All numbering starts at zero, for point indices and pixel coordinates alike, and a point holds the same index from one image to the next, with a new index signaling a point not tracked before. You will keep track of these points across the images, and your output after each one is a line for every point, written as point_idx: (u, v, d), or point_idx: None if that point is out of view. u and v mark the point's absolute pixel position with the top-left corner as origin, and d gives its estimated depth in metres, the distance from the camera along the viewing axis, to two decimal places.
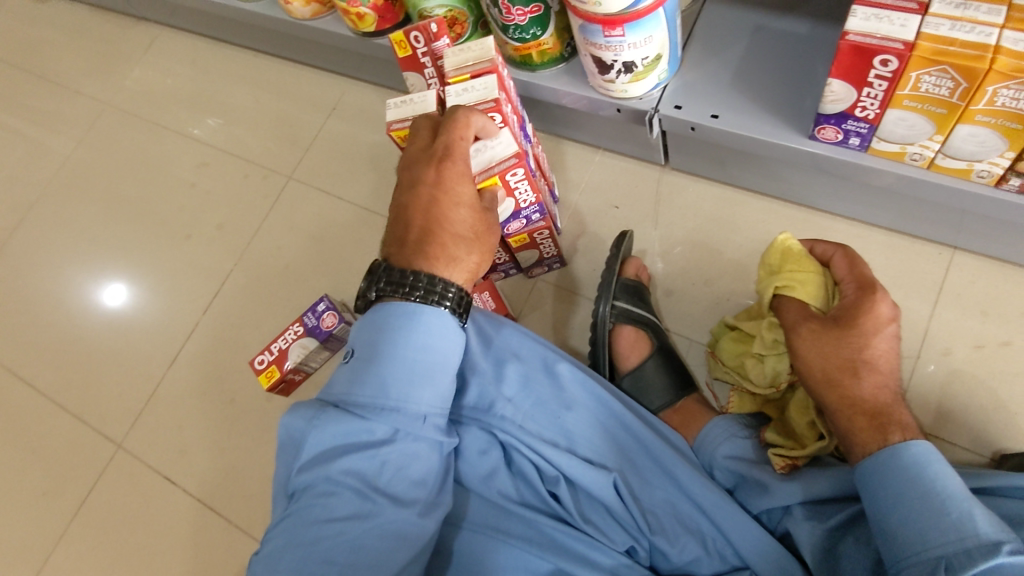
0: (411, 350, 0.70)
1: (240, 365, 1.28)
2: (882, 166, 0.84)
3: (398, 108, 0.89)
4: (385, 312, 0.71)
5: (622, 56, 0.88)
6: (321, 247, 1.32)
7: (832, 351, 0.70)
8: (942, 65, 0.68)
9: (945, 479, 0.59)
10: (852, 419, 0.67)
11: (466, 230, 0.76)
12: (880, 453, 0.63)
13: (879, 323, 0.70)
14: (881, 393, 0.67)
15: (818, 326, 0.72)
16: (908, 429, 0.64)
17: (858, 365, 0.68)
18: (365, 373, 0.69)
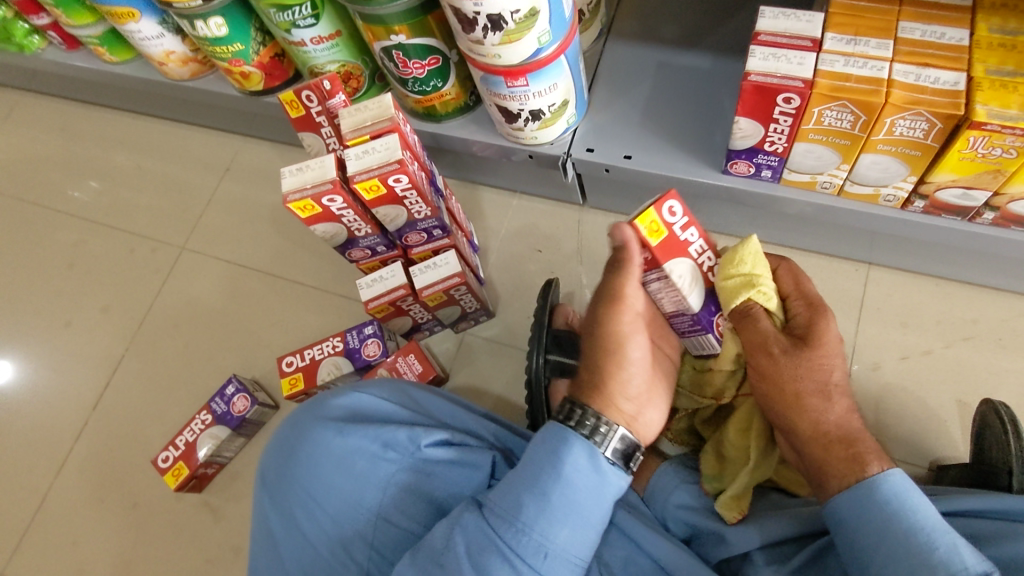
0: (555, 485, 0.57)
1: (142, 463, 1.14)
2: (796, 195, 0.86)
3: (295, 176, 0.81)
4: (584, 445, 0.58)
5: (528, 105, 0.85)
6: (225, 321, 1.21)
7: (801, 379, 0.64)
8: (841, 100, 0.68)
9: (924, 510, 0.56)
10: (826, 448, 0.62)
11: (603, 355, 0.64)
12: (855, 489, 0.59)
13: (837, 343, 0.65)
14: (849, 418, 0.64)
15: (783, 347, 0.65)
16: (882, 455, 0.61)
17: (828, 394, 0.64)
18: (534, 509, 0.56)
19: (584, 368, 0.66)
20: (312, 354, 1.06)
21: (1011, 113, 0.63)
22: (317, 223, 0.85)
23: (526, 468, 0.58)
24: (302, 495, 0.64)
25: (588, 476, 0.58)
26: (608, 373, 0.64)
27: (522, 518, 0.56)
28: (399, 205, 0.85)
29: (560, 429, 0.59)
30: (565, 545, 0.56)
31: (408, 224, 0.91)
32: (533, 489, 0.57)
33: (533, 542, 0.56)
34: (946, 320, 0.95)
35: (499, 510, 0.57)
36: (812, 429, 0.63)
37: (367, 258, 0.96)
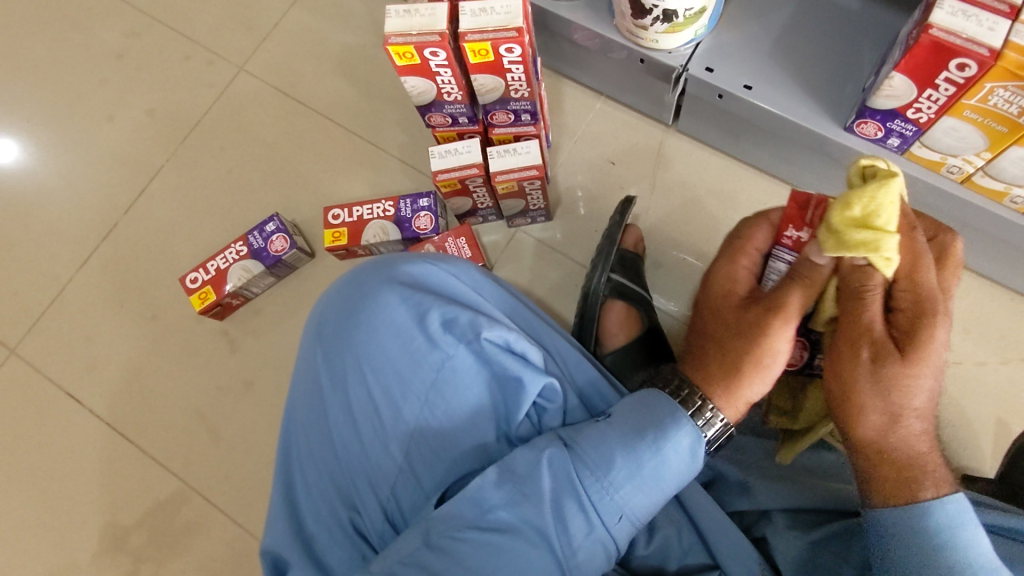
0: (652, 454, 0.56)
1: (166, 278, 1.12)
2: (915, 172, 0.80)
3: (401, 18, 0.74)
4: (691, 432, 0.58)
5: (665, 2, 0.77)
6: (273, 156, 1.16)
7: (877, 396, 0.54)
8: (1022, 82, 0.61)
9: (977, 544, 0.51)
10: (875, 465, 0.55)
11: (751, 365, 0.60)
12: (904, 509, 0.53)
13: (939, 355, 0.53)
14: (918, 439, 0.55)
15: (876, 349, 0.54)
16: (941, 482, 0.54)
17: (902, 414, 0.54)
18: (626, 472, 0.56)
19: (714, 361, 0.62)
20: (360, 213, 1.01)
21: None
22: (410, 76, 0.78)
23: (626, 429, 0.57)
24: (357, 361, 0.62)
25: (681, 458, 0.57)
26: (746, 380, 0.61)
27: (609, 474, 0.56)
28: (499, 77, 0.78)
29: (675, 408, 0.59)
30: (640, 509, 0.56)
31: (499, 100, 0.84)
32: (627, 449, 0.56)
33: (613, 501, 0.56)
34: (1010, 336, 0.93)
35: (589, 459, 0.56)
36: (867, 441, 0.56)
37: (444, 127, 0.90)
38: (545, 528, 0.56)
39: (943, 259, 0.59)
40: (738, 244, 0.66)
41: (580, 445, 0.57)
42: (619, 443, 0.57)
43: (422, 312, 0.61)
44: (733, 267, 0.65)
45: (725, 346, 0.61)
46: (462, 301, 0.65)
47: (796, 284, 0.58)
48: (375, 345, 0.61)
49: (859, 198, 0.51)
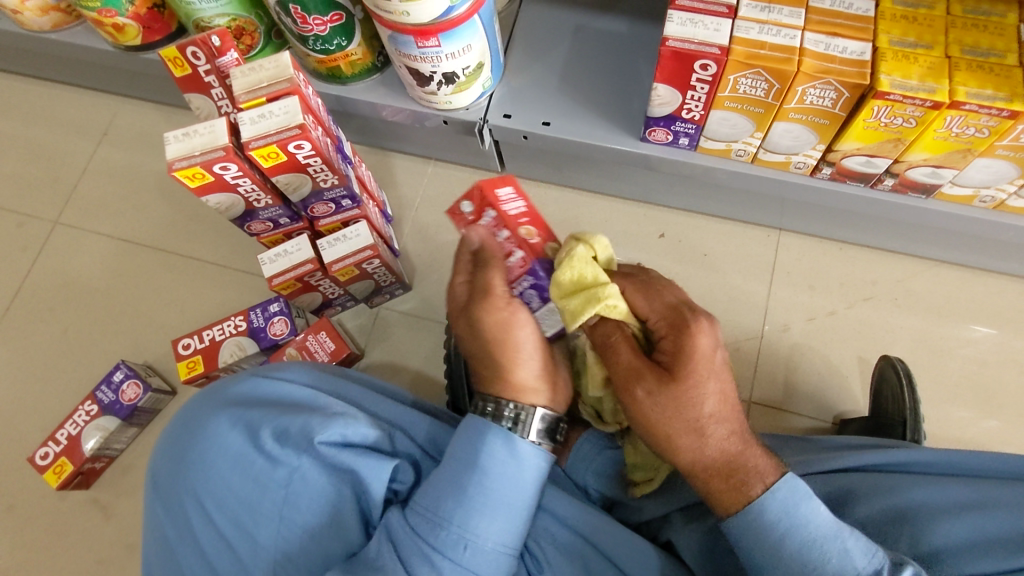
0: (488, 488, 0.57)
1: (16, 461, 1.02)
2: (711, 162, 0.86)
3: (181, 142, 0.74)
4: (500, 435, 0.59)
5: (440, 67, 0.80)
6: (110, 302, 1.10)
7: (672, 417, 0.58)
8: (755, 68, 0.68)
9: (815, 517, 0.53)
10: (708, 481, 0.58)
11: (498, 351, 0.63)
12: (742, 513, 0.56)
13: (708, 361, 0.59)
14: (730, 442, 0.58)
15: (650, 385, 0.59)
16: (764, 475, 0.56)
17: (702, 426, 0.58)
18: (451, 505, 0.57)
19: (483, 366, 0.65)
20: (211, 336, 0.98)
21: (987, 94, 0.64)
22: (209, 193, 0.78)
23: (460, 474, 0.58)
24: (191, 496, 0.61)
25: (509, 464, 0.59)
26: (512, 368, 0.63)
27: (440, 515, 0.57)
28: (302, 173, 0.79)
29: (477, 422, 0.60)
30: (493, 537, 0.57)
31: (313, 194, 0.85)
32: (458, 492, 0.57)
33: (459, 538, 0.57)
34: (848, 281, 0.99)
35: (420, 509, 0.58)
36: (691, 465, 0.59)
37: (268, 232, 0.90)
38: None
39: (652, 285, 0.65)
40: (473, 260, 0.67)
41: (420, 501, 0.59)
42: (464, 496, 0.57)
43: (252, 430, 0.62)
44: (452, 285, 0.67)
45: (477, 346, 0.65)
46: (295, 403, 0.65)
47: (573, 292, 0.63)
48: (201, 475, 0.61)
49: (566, 270, 0.64)
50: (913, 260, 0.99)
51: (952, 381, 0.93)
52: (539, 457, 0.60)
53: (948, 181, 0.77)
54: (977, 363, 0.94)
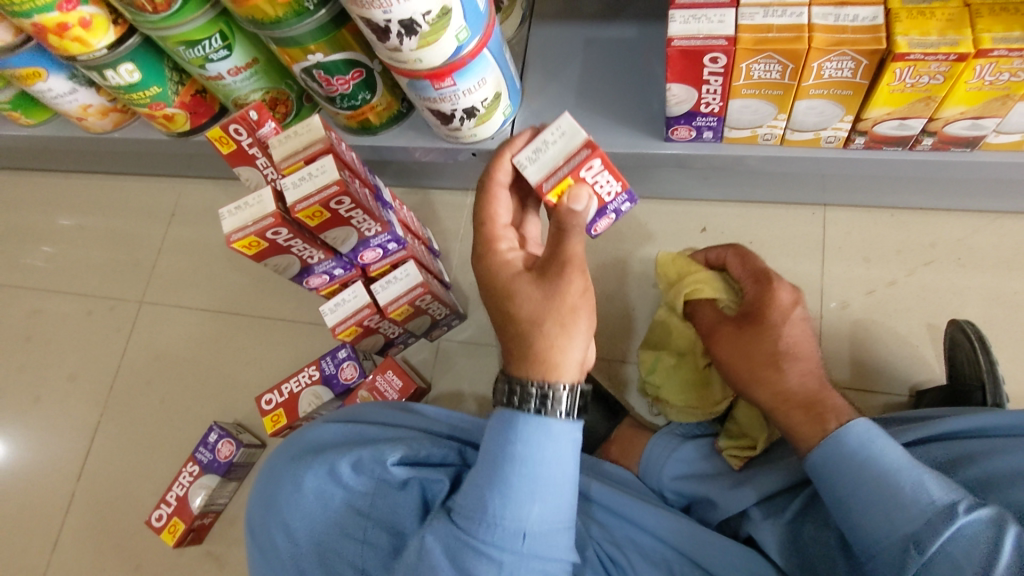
0: (513, 468, 0.56)
1: (134, 526, 1.11)
2: (740, 151, 0.85)
3: (234, 215, 0.80)
4: (529, 415, 0.56)
5: (460, 104, 0.84)
6: (196, 369, 1.18)
7: (753, 345, 0.74)
8: (766, 52, 0.68)
9: (892, 453, 0.58)
10: (789, 414, 0.68)
11: (557, 317, 0.56)
12: (827, 444, 0.62)
13: (786, 310, 0.75)
14: (807, 381, 0.69)
15: (731, 329, 0.78)
16: (842, 413, 0.64)
17: (779, 361, 0.71)
18: (497, 501, 0.56)
19: (532, 336, 0.57)
20: (290, 388, 1.04)
21: (1015, 36, 0.62)
22: (267, 257, 0.85)
23: (485, 456, 0.57)
24: (280, 532, 0.65)
25: (544, 445, 0.56)
26: (558, 345, 0.56)
27: (487, 512, 0.56)
28: (347, 226, 0.85)
29: (505, 412, 0.57)
30: (541, 520, 0.56)
31: (361, 244, 0.90)
32: (493, 481, 0.56)
33: (509, 529, 0.56)
34: (906, 247, 0.96)
35: (467, 512, 0.57)
36: (773, 397, 0.70)
37: (326, 284, 0.96)
38: None
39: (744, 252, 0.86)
40: (487, 229, 0.65)
41: (465, 507, 0.57)
42: (490, 481, 0.56)
43: (331, 466, 0.66)
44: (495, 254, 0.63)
45: (539, 314, 0.56)
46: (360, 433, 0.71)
47: (573, 233, 0.58)
48: (287, 513, 0.65)
49: (666, 274, 0.95)
50: (972, 215, 0.95)
51: None
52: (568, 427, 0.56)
53: (990, 130, 0.73)
54: None
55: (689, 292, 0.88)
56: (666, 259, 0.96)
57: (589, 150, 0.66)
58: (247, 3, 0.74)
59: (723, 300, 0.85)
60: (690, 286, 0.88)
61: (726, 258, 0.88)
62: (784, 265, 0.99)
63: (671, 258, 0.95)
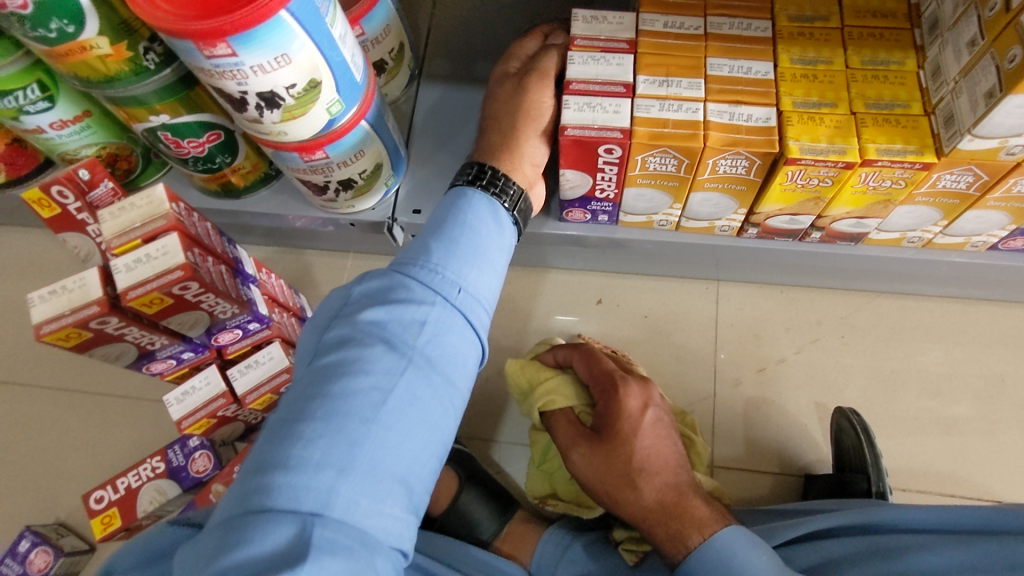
0: (454, 231, 0.57)
1: None
2: (636, 235, 0.82)
3: (48, 301, 0.67)
4: (484, 199, 0.60)
5: (334, 175, 0.75)
6: (12, 458, 0.99)
7: (608, 466, 0.72)
8: (661, 147, 0.65)
9: (754, 566, 0.61)
10: (654, 530, 0.69)
11: (525, 120, 0.68)
12: (693, 553, 0.64)
13: (636, 418, 0.73)
14: (666, 493, 0.69)
15: (583, 448, 0.75)
16: (704, 526, 0.66)
17: (635, 479, 0.70)
18: (439, 248, 0.55)
19: (494, 131, 0.69)
20: (126, 483, 0.88)
21: (897, 148, 0.62)
22: (92, 347, 0.72)
23: (425, 229, 0.57)
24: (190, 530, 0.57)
25: (490, 229, 0.59)
26: (524, 140, 0.68)
27: (425, 260, 0.54)
28: (195, 310, 0.73)
29: (462, 190, 0.60)
30: (476, 283, 0.55)
31: (214, 327, 0.78)
32: (436, 237, 0.56)
33: (447, 279, 0.54)
34: (793, 325, 0.97)
35: (404, 261, 0.55)
36: (637, 517, 0.70)
37: (173, 369, 0.82)
38: (385, 320, 0.51)
39: (591, 355, 0.82)
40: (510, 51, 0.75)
41: (399, 261, 0.56)
42: (424, 234, 0.57)
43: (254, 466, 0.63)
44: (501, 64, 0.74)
45: (499, 113, 0.70)
46: None
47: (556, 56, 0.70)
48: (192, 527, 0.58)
49: (516, 376, 0.87)
50: (853, 294, 0.97)
51: (909, 415, 0.91)
52: (511, 225, 0.60)
53: (873, 228, 0.74)
54: (931, 394, 0.92)
55: (542, 405, 0.82)
56: (516, 365, 0.87)
57: (629, 48, 0.68)
58: (74, 59, 0.61)
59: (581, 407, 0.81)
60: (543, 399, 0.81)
61: (571, 357, 0.83)
62: (680, 341, 0.97)
63: (523, 363, 0.87)
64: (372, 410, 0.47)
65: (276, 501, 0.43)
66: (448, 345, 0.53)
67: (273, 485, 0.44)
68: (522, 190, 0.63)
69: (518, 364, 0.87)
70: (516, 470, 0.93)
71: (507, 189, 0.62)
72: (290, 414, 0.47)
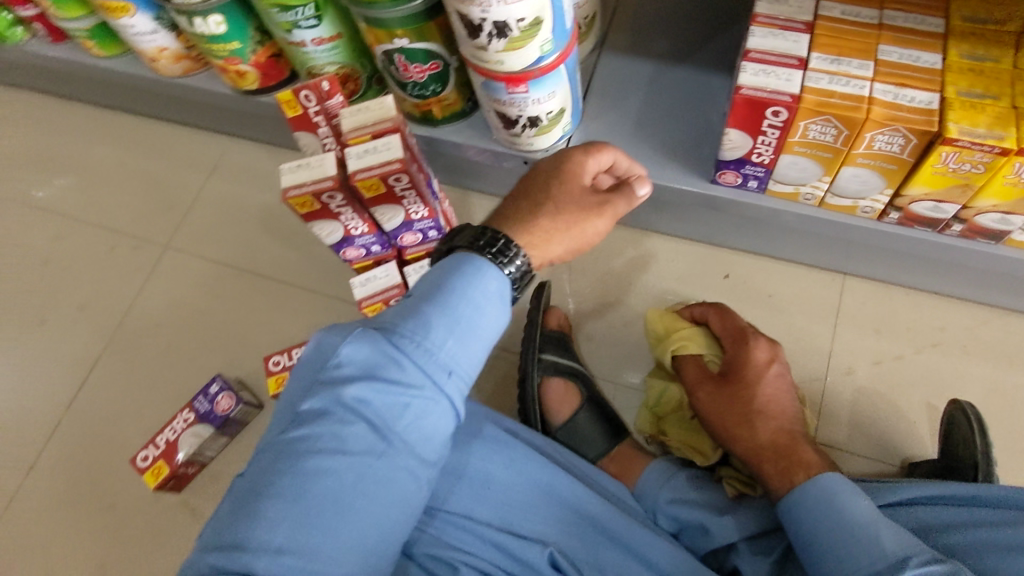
0: (462, 302, 0.54)
1: (118, 463, 1.11)
2: (780, 206, 0.90)
3: (294, 172, 0.84)
4: (477, 264, 0.56)
5: (527, 111, 0.88)
6: (207, 320, 1.20)
7: (728, 405, 0.84)
8: (825, 115, 0.73)
9: (854, 508, 0.66)
10: (762, 465, 0.77)
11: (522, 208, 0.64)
12: (799, 488, 0.71)
13: (761, 370, 0.85)
14: (779, 437, 0.79)
15: (709, 389, 0.87)
16: (811, 468, 0.73)
17: (753, 420, 0.81)
18: (438, 325, 0.53)
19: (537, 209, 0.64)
20: (300, 354, 1.05)
21: None
22: (314, 220, 0.89)
23: (412, 295, 0.54)
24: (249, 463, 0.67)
25: (479, 305, 0.55)
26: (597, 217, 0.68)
27: (416, 333, 0.52)
28: (397, 205, 0.88)
29: (473, 259, 0.56)
30: (457, 360, 0.53)
31: (404, 224, 0.93)
32: (413, 312, 0.53)
33: (440, 359, 0.52)
34: (916, 327, 1.00)
35: (400, 328, 0.52)
36: (748, 451, 0.79)
37: (360, 259, 0.99)
38: (382, 396, 0.50)
39: (726, 315, 0.94)
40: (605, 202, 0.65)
41: (388, 323, 0.53)
42: (411, 299, 0.54)
43: None
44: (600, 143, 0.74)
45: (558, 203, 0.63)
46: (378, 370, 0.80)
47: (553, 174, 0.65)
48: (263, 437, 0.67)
49: (656, 324, 0.99)
50: (982, 308, 1.00)
51: None
52: (501, 298, 0.56)
53: (1017, 227, 0.79)
54: None
55: (675, 349, 0.94)
56: (656, 317, 0.99)
57: (805, 29, 0.77)
58: None
59: (712, 358, 0.92)
60: (677, 343, 0.93)
61: (709, 313, 0.95)
62: (798, 322, 1.03)
63: (664, 316, 0.99)
64: (338, 494, 0.48)
65: (231, 563, 0.46)
66: (425, 427, 0.52)
67: (234, 551, 0.46)
68: (529, 265, 0.59)
69: (659, 316, 0.99)
70: (627, 410, 1.02)
71: (513, 259, 0.58)
72: (257, 486, 0.48)
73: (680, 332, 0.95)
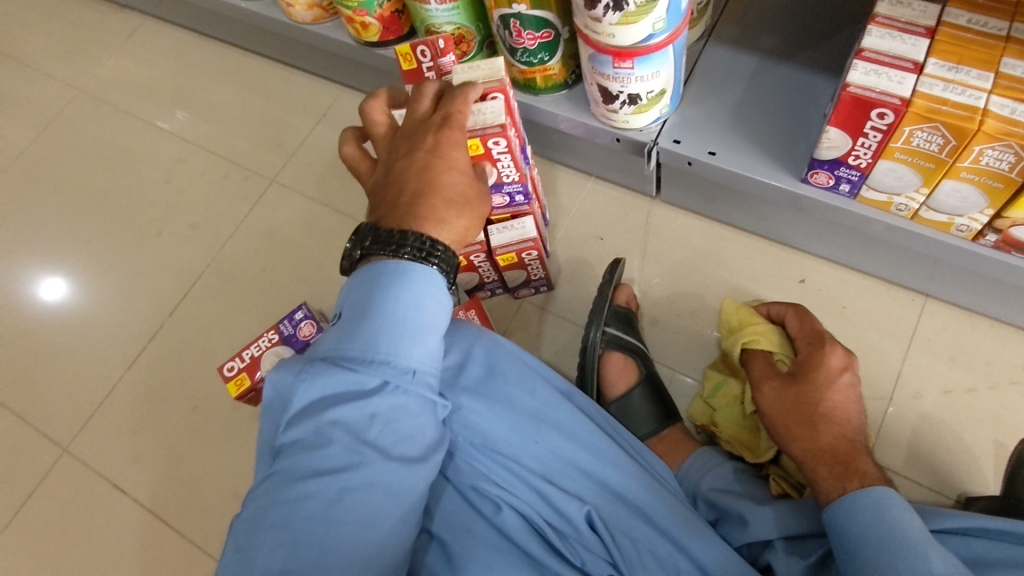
0: (406, 309, 0.63)
1: (205, 370, 1.22)
2: (870, 214, 0.89)
3: None
4: (415, 274, 0.64)
5: (628, 87, 0.90)
6: (299, 253, 1.29)
7: (792, 402, 0.82)
8: (934, 122, 0.71)
9: (907, 524, 0.65)
10: (815, 468, 0.76)
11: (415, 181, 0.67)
12: (851, 496, 0.70)
13: (832, 374, 0.83)
14: (839, 443, 0.77)
15: (773, 384, 0.86)
16: (866, 477, 0.72)
17: (816, 421, 0.80)
18: (384, 337, 0.61)
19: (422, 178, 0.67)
20: None
21: None
22: None
23: (352, 316, 0.63)
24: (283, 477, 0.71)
25: (431, 308, 0.65)
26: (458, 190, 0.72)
27: (364, 349, 0.61)
28: (491, 166, 0.90)
29: (397, 266, 0.64)
30: (422, 360, 0.63)
31: (494, 185, 0.95)
32: (359, 328, 0.62)
33: (399, 367, 0.61)
34: (996, 361, 0.96)
35: (347, 353, 0.61)
36: (804, 452, 0.78)
37: None
38: (351, 411, 0.59)
39: (803, 317, 0.93)
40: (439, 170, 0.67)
41: (334, 349, 0.62)
42: (346, 320, 0.63)
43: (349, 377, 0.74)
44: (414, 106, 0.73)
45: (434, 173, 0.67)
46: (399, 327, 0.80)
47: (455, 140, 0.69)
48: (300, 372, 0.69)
49: (731, 316, 1.00)
50: None
51: None
52: (444, 287, 0.66)
53: None
54: None
55: (746, 342, 0.94)
56: (732, 308, 1.00)
57: (925, 34, 0.75)
58: None
59: (783, 356, 0.92)
60: (749, 336, 0.94)
61: (786, 313, 0.95)
62: (870, 338, 1.01)
63: (740, 309, 1.00)
64: (328, 507, 0.55)
65: None
66: (399, 425, 0.61)
67: None
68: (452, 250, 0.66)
69: (734, 307, 1.00)
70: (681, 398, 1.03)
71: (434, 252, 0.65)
72: (256, 523, 0.55)
73: (754, 326, 0.95)
